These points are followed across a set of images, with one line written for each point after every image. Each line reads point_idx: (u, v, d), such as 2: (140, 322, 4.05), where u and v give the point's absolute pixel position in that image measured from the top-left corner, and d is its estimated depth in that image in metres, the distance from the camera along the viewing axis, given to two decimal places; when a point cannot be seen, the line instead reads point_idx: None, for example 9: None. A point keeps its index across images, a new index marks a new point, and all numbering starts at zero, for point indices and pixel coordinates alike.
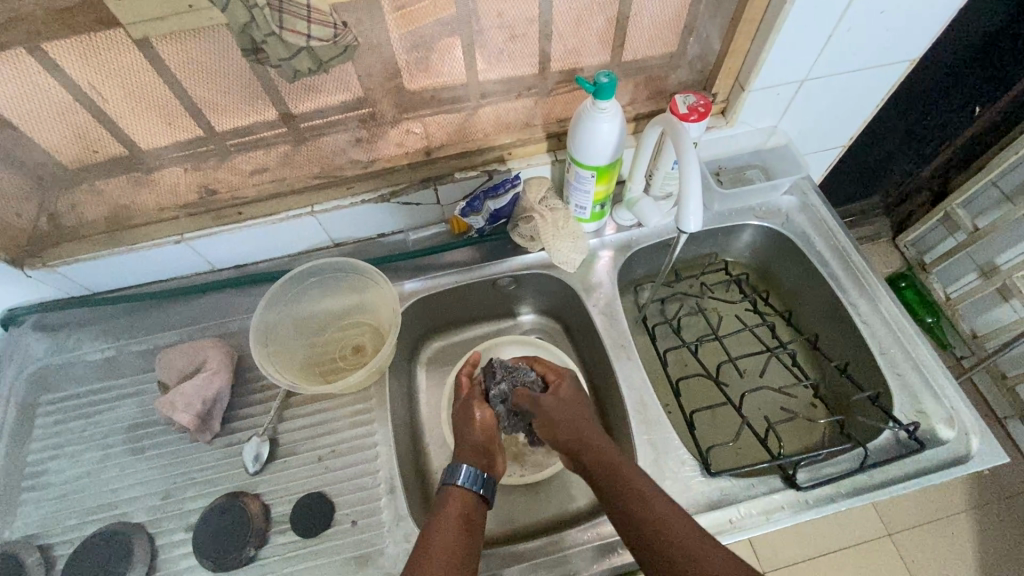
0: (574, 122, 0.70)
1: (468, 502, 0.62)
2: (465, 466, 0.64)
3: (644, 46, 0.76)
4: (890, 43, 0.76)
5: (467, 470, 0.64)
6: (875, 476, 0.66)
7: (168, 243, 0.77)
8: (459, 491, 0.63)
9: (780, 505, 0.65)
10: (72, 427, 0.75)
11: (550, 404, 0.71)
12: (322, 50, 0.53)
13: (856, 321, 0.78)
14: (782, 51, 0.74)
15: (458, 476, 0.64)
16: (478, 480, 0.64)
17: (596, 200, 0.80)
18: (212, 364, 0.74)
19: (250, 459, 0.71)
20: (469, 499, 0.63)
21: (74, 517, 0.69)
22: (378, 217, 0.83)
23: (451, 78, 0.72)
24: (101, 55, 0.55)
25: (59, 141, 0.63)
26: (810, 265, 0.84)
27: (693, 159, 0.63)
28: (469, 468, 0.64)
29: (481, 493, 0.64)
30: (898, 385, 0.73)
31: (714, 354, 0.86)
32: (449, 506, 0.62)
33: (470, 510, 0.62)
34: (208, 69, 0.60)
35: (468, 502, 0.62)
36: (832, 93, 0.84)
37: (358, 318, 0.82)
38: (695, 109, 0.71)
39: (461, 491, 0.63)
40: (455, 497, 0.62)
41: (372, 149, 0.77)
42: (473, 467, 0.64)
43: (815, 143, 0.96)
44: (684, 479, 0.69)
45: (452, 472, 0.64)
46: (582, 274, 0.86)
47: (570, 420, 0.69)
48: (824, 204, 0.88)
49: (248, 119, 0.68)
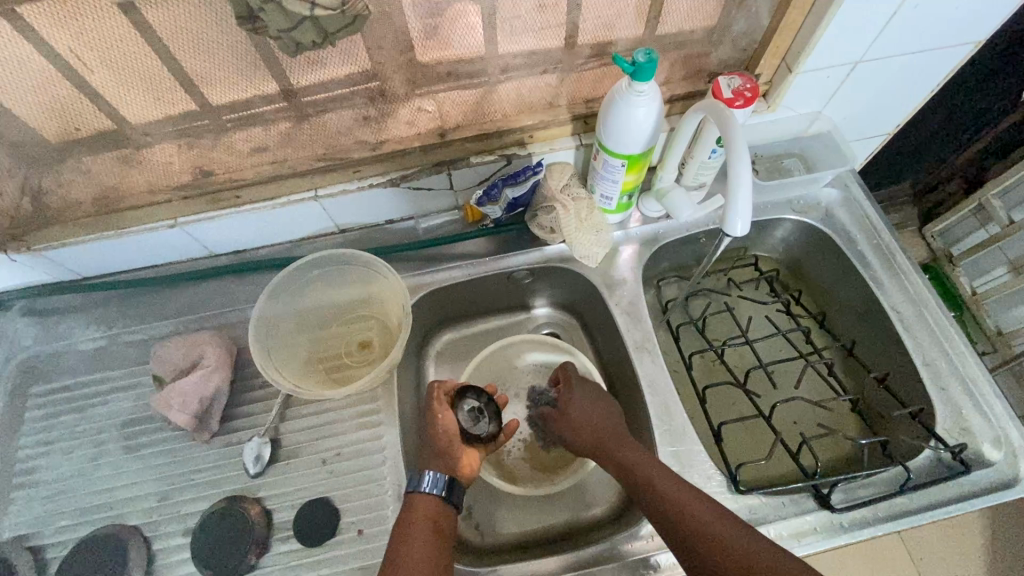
0: (606, 105, 0.63)
1: (433, 508, 0.58)
2: (429, 472, 0.59)
3: (684, 20, 0.68)
4: (956, 24, 0.68)
5: (430, 475, 0.59)
6: (915, 499, 0.63)
7: (160, 227, 0.71)
8: (423, 498, 0.58)
9: (813, 528, 0.62)
10: (64, 421, 0.71)
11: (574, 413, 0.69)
12: (328, 21, 0.47)
13: (898, 328, 0.73)
14: (838, 31, 0.66)
15: (421, 483, 0.59)
16: (442, 484, 0.59)
17: (623, 191, 0.73)
18: (209, 360, 0.69)
19: (251, 459, 0.67)
20: (436, 506, 0.58)
21: (66, 518, 0.66)
22: (386, 203, 0.77)
23: (469, 51, 0.64)
24: (76, 19, 0.49)
25: (39, 113, 0.57)
26: (850, 264, 0.79)
27: (743, 158, 0.56)
28: (433, 474, 0.59)
29: (449, 498, 0.59)
30: (942, 400, 0.68)
31: (744, 359, 0.80)
32: (415, 513, 0.57)
33: (439, 518, 0.58)
34: (200, 39, 0.53)
35: (432, 508, 0.58)
36: (886, 77, 0.76)
37: (365, 312, 0.77)
38: (742, 93, 0.64)
39: (427, 496, 0.59)
40: (418, 504, 0.58)
41: (380, 129, 0.70)
42: (435, 472, 0.60)
43: (858, 131, 0.88)
44: (709, 494, 0.65)
45: (419, 476, 0.60)
46: (604, 268, 0.81)
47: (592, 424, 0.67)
48: (868, 198, 0.81)
49: (243, 93, 0.61)
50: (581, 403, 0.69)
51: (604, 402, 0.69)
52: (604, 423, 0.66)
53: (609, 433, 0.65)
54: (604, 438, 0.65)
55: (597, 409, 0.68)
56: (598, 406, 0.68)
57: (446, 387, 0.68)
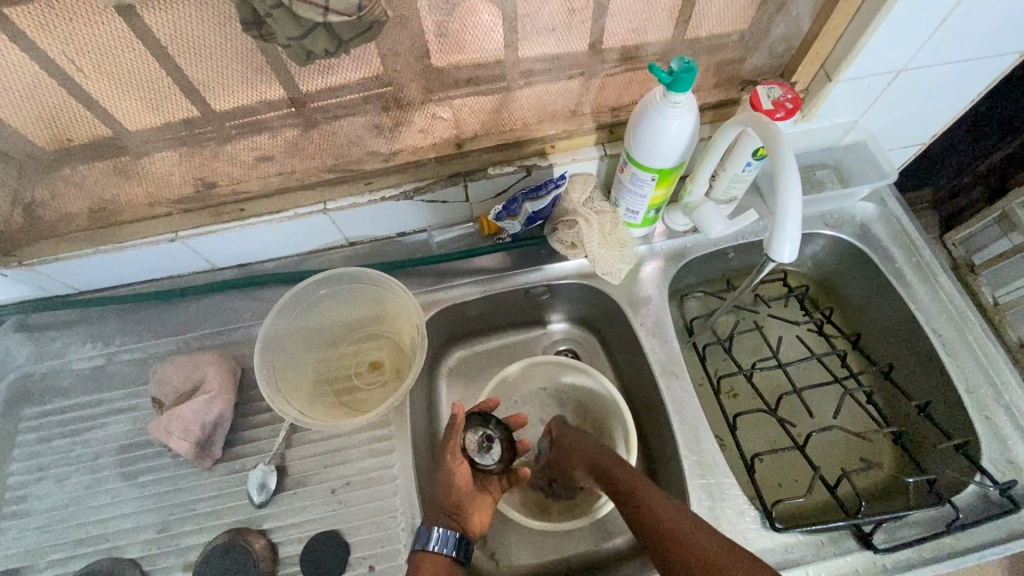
0: (638, 115, 0.58)
1: (443, 568, 0.56)
2: (434, 530, 0.56)
3: (719, 24, 0.64)
4: (1008, 31, 0.64)
5: (439, 532, 0.57)
6: (961, 539, 0.59)
7: (161, 241, 0.67)
8: (429, 556, 0.56)
9: (854, 569, 0.58)
10: (57, 446, 0.67)
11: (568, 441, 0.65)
12: (342, 28, 0.43)
13: (940, 354, 0.69)
14: (885, 37, 0.62)
15: (429, 540, 0.56)
16: (452, 541, 0.57)
17: (651, 205, 0.69)
18: (212, 384, 0.65)
19: (256, 487, 0.64)
20: (444, 564, 0.56)
21: (59, 550, 0.62)
22: (398, 215, 0.73)
23: (490, 56, 0.60)
24: (69, 23, 0.44)
25: (29, 122, 0.53)
26: (888, 283, 0.74)
27: (790, 176, 0.52)
28: (436, 532, 0.56)
29: (456, 557, 0.57)
30: (987, 432, 0.65)
31: (773, 383, 0.76)
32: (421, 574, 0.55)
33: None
34: (202, 44, 0.49)
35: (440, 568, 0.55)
36: (928, 86, 0.72)
37: (376, 331, 0.73)
38: (782, 104, 0.59)
39: (434, 555, 0.56)
40: (427, 565, 0.55)
41: (394, 138, 0.66)
42: (446, 530, 0.57)
43: (893, 142, 0.84)
44: (743, 532, 0.61)
45: (425, 534, 0.57)
46: (627, 285, 0.77)
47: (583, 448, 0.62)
48: (905, 213, 0.78)
49: (249, 100, 0.57)
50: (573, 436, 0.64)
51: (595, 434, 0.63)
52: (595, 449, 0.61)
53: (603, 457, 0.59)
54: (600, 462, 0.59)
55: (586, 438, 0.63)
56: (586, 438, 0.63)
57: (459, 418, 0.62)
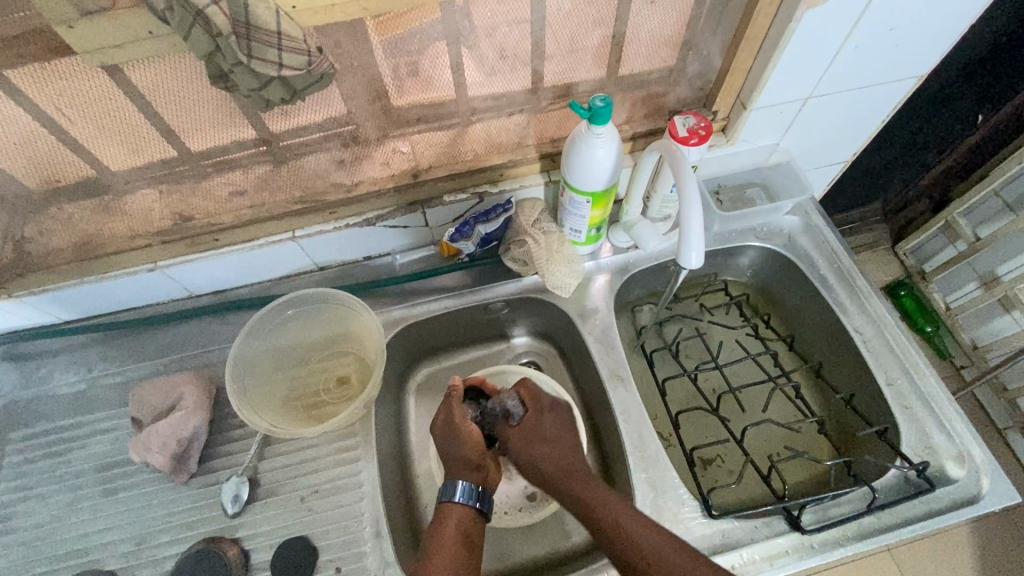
0: (568, 146, 0.66)
1: (464, 519, 0.63)
2: (461, 483, 0.64)
3: (641, 62, 0.72)
4: (897, 61, 0.73)
5: (463, 487, 0.64)
6: (883, 519, 0.64)
7: (141, 271, 0.73)
8: (456, 507, 0.64)
9: (785, 550, 0.63)
10: (41, 466, 0.71)
11: (544, 447, 0.68)
12: (296, 79, 0.50)
13: (860, 351, 0.76)
14: (785, 71, 0.70)
15: (455, 493, 0.64)
16: (474, 494, 0.65)
17: (591, 224, 0.76)
18: (188, 401, 0.70)
19: (229, 498, 0.68)
20: (467, 514, 0.64)
21: (41, 565, 0.66)
22: (363, 239, 0.80)
23: (438, 95, 0.67)
24: (57, 79, 0.51)
25: (20, 167, 0.59)
26: (813, 287, 0.81)
27: (692, 196, 0.60)
28: (465, 485, 0.65)
29: (478, 506, 0.65)
30: (905, 419, 0.71)
31: (715, 384, 0.82)
32: (447, 522, 0.62)
33: (469, 526, 0.63)
34: (176, 94, 0.55)
35: (465, 516, 0.63)
36: (837, 110, 0.80)
37: (343, 349, 0.78)
38: (696, 131, 0.67)
39: (459, 506, 0.64)
40: (451, 513, 0.63)
41: (356, 170, 0.73)
42: (469, 484, 0.65)
43: (817, 160, 0.92)
44: (683, 521, 0.66)
45: (450, 488, 0.65)
46: (577, 299, 0.83)
47: (557, 458, 0.67)
48: (827, 224, 0.85)
49: (221, 140, 0.63)
50: (543, 437, 0.69)
51: (568, 449, 0.69)
52: (560, 464, 0.66)
53: (570, 470, 0.65)
54: (570, 477, 0.65)
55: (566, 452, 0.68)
56: (557, 445, 0.69)
57: (460, 392, 0.70)
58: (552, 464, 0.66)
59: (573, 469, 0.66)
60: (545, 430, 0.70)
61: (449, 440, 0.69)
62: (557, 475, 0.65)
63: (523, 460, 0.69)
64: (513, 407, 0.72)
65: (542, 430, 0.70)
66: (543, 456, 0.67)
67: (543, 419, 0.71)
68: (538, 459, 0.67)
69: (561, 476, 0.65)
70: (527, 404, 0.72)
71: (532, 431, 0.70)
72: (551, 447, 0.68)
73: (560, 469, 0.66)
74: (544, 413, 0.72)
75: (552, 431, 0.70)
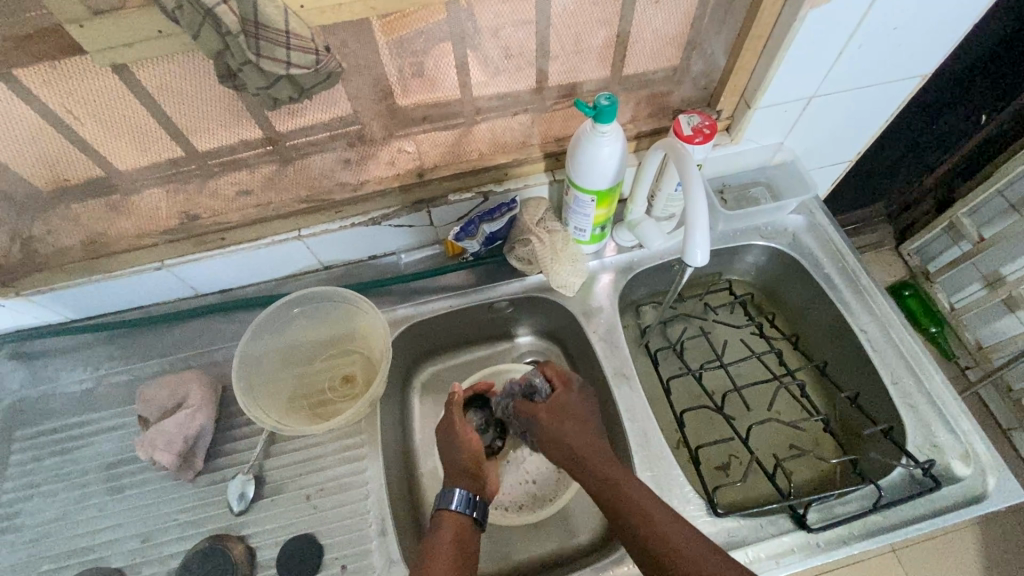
0: (573, 145, 0.66)
1: (461, 525, 0.63)
2: (459, 490, 0.65)
3: (646, 62, 0.72)
4: (901, 59, 0.73)
5: (460, 495, 0.65)
6: (889, 517, 0.64)
7: (148, 270, 0.73)
8: (452, 514, 0.64)
9: (790, 549, 0.63)
10: (48, 464, 0.72)
11: (572, 428, 0.68)
12: (304, 78, 0.50)
13: (866, 349, 0.76)
14: (789, 70, 0.70)
15: (450, 500, 0.65)
16: (471, 503, 0.65)
17: (596, 223, 0.76)
18: (194, 399, 0.70)
19: (235, 496, 0.68)
20: (462, 522, 0.64)
21: (48, 562, 0.66)
22: (368, 239, 0.80)
23: (444, 95, 0.68)
24: (67, 78, 0.51)
25: (29, 166, 0.59)
26: (817, 286, 0.81)
27: (696, 194, 0.60)
28: (463, 493, 0.65)
29: (474, 515, 0.65)
30: (910, 417, 0.70)
31: (720, 382, 0.83)
32: (444, 528, 0.63)
33: (465, 534, 0.63)
34: (185, 93, 0.56)
35: (461, 524, 0.63)
36: (841, 109, 0.80)
37: (349, 348, 0.79)
38: (701, 130, 0.67)
39: (455, 514, 0.64)
40: (448, 520, 0.63)
41: (361, 170, 0.73)
42: (466, 492, 0.65)
43: (821, 159, 0.92)
44: (689, 519, 0.66)
45: (447, 495, 0.65)
46: (581, 298, 0.83)
47: (581, 438, 0.67)
48: (831, 224, 0.85)
49: (229, 140, 0.64)
50: (571, 414, 0.69)
51: (592, 426, 0.69)
52: (583, 443, 0.66)
53: (594, 452, 0.65)
54: (596, 458, 0.65)
55: (586, 432, 0.68)
56: (583, 424, 0.68)
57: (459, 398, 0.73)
58: (577, 443, 0.66)
59: (596, 447, 0.66)
60: (570, 407, 0.70)
61: (447, 447, 0.71)
62: (583, 454, 0.65)
63: (549, 436, 0.69)
64: (539, 384, 0.73)
65: (568, 407, 0.70)
66: (569, 436, 0.67)
67: (568, 397, 0.71)
68: (565, 435, 0.67)
69: (586, 454, 0.65)
70: (552, 383, 0.72)
71: (557, 409, 0.70)
72: (577, 426, 0.68)
73: (585, 448, 0.66)
74: (569, 390, 0.71)
75: (577, 408, 0.70)
